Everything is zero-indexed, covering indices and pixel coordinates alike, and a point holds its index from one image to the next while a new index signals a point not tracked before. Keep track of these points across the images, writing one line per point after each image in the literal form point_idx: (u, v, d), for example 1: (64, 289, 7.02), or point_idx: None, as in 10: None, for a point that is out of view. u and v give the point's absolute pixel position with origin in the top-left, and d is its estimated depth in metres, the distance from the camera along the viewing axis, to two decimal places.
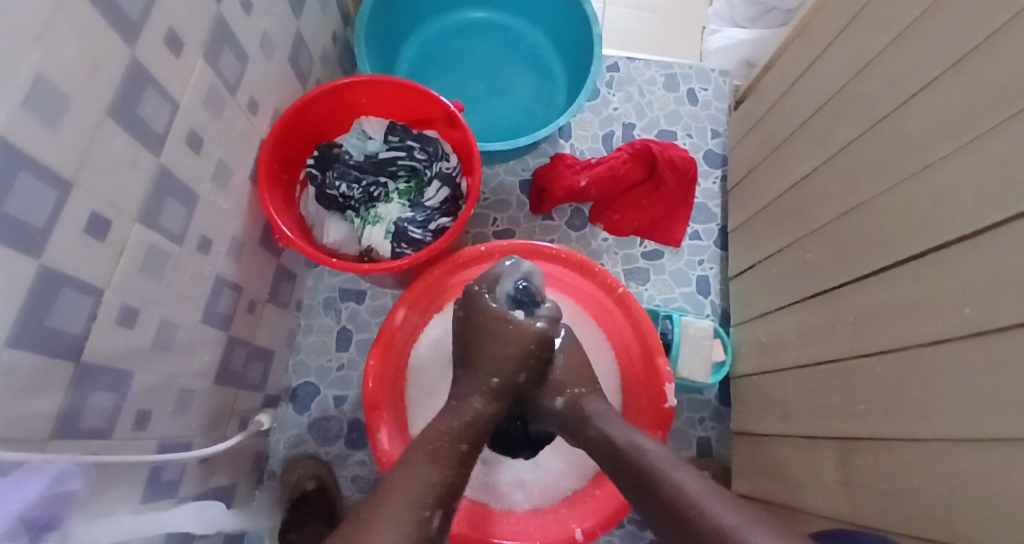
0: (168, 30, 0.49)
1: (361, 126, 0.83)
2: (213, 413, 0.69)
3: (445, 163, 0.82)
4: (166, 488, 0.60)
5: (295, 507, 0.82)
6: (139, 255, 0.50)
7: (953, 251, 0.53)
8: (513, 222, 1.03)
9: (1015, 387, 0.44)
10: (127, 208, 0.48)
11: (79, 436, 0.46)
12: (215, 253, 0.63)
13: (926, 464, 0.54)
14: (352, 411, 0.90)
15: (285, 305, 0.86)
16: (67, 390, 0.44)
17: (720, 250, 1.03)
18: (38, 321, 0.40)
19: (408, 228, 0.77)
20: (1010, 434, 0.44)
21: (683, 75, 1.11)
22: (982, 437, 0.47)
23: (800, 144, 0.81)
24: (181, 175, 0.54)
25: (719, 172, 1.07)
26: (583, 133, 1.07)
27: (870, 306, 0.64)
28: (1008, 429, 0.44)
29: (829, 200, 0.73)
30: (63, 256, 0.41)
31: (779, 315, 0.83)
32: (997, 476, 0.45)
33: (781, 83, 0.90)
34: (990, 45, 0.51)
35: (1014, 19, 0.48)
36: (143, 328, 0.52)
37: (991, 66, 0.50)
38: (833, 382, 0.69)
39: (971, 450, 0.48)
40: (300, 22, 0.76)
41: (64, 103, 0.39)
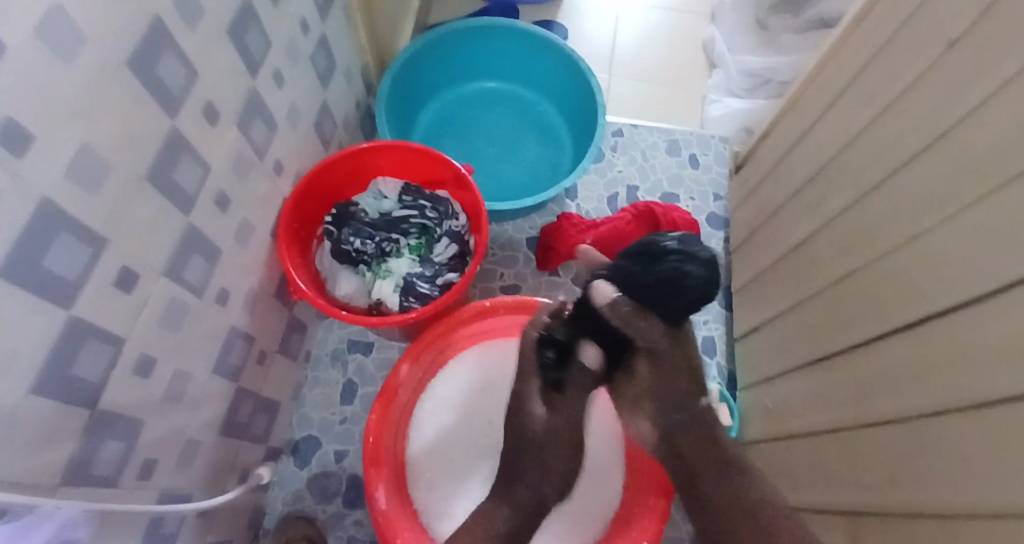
0: (206, 104, 0.53)
1: (377, 187, 0.87)
2: (216, 466, 0.69)
3: (454, 222, 0.85)
4: (165, 541, 0.60)
5: None
6: (160, 308, 0.53)
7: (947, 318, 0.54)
8: (520, 278, 1.06)
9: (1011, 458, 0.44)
10: (154, 264, 0.51)
11: (88, 484, 0.47)
12: (232, 305, 0.66)
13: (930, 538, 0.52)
14: (352, 466, 0.90)
15: (294, 356, 0.88)
16: (81, 438, 0.46)
17: (725, 310, 1.04)
18: (62, 371, 0.42)
19: (416, 283, 0.80)
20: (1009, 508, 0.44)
21: (684, 140, 1.16)
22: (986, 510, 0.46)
23: (796, 209, 0.84)
24: (206, 233, 0.58)
25: (721, 233, 1.09)
26: (588, 194, 1.11)
27: (871, 371, 0.64)
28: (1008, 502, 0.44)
29: (828, 264, 0.75)
30: (90, 309, 0.44)
31: (786, 378, 0.83)
32: None
33: (776, 151, 0.94)
34: (971, 123, 0.54)
35: (993, 101, 0.51)
36: (157, 379, 0.54)
37: (972, 143, 0.53)
38: (839, 449, 0.68)
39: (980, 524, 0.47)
40: (325, 93, 0.82)
41: (107, 170, 0.43)
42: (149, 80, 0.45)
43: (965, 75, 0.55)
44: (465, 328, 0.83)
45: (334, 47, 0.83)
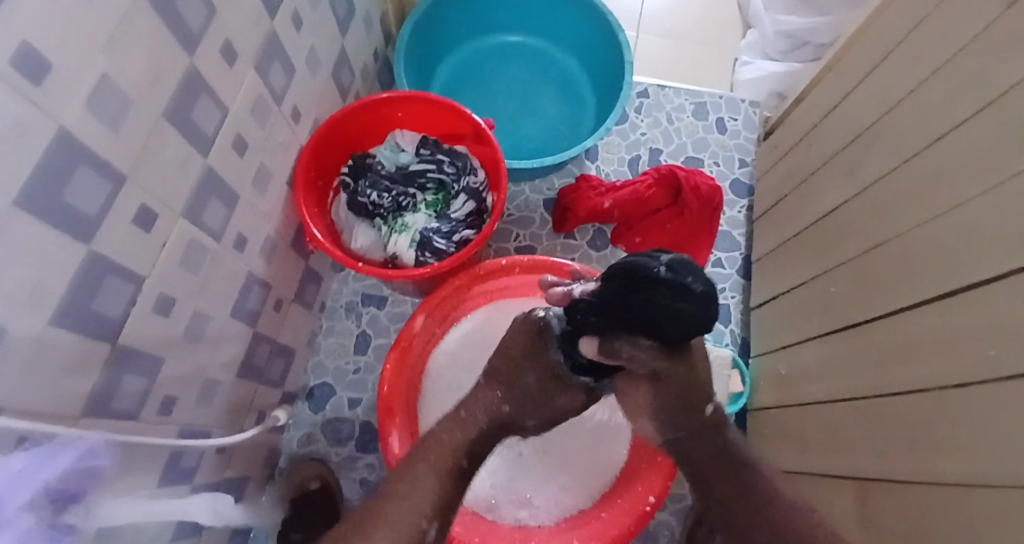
0: (224, 42, 0.52)
1: (394, 139, 0.85)
2: (233, 406, 0.71)
3: (473, 177, 0.84)
4: (184, 474, 0.63)
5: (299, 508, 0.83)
6: (180, 249, 0.53)
7: (978, 294, 0.52)
8: (536, 239, 1.05)
9: None
10: (173, 204, 0.51)
11: (110, 416, 0.49)
12: (249, 251, 0.66)
13: (944, 511, 0.52)
14: (365, 414, 0.92)
15: (309, 306, 0.89)
16: (104, 371, 0.47)
17: (743, 280, 1.03)
18: (84, 305, 0.43)
19: (432, 238, 0.79)
20: None
21: (712, 104, 1.12)
22: (1006, 485, 0.46)
23: (828, 178, 0.81)
24: (224, 177, 0.58)
25: (745, 201, 1.07)
26: (609, 156, 1.09)
27: (893, 345, 0.63)
28: None
29: (856, 236, 0.73)
30: (111, 245, 0.44)
31: (803, 349, 0.82)
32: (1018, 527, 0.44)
33: (811, 117, 0.91)
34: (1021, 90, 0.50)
35: None
36: (177, 318, 0.55)
37: (1020, 111, 0.50)
38: (853, 421, 0.68)
39: (995, 498, 0.47)
40: (344, 40, 0.80)
41: (125, 105, 0.42)
42: (168, 14, 0.44)
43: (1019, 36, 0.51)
44: (480, 286, 0.83)
45: None
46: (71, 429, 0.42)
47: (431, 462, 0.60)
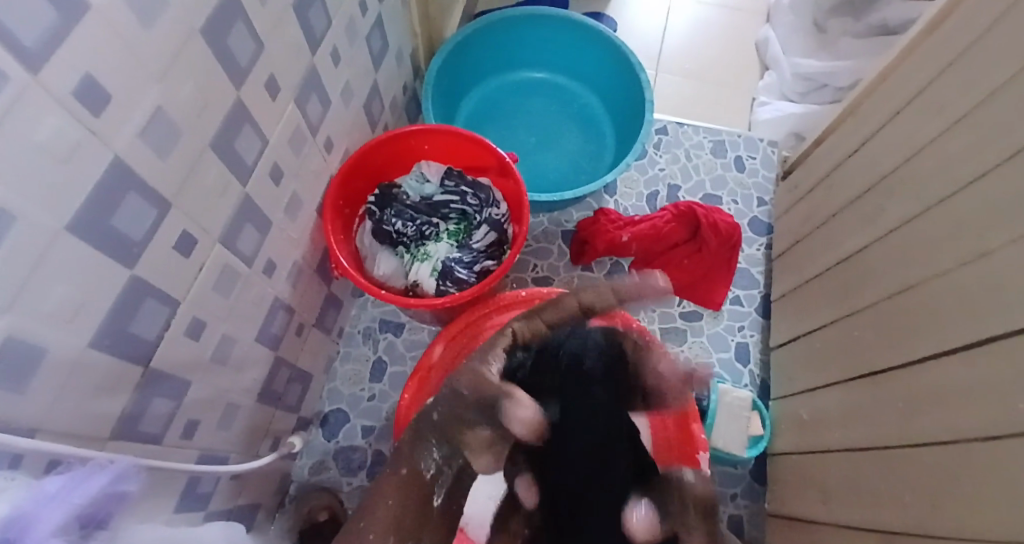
0: (269, 76, 0.54)
1: (420, 169, 0.87)
2: (251, 431, 0.71)
3: (495, 210, 0.85)
4: (200, 499, 0.62)
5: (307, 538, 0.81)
6: (214, 274, 0.54)
7: (1002, 341, 0.52)
8: (553, 271, 1.05)
9: None
10: (211, 230, 0.52)
11: (136, 438, 0.49)
12: (277, 276, 0.67)
13: None
14: (378, 443, 0.91)
15: (328, 331, 0.89)
16: (134, 393, 0.47)
17: (761, 317, 1.02)
18: (121, 328, 0.43)
19: (454, 268, 0.80)
20: None
21: (731, 142, 1.13)
22: None
23: (849, 220, 0.82)
24: (259, 203, 0.59)
25: (763, 239, 1.07)
26: (628, 191, 1.10)
27: (918, 390, 0.62)
28: None
29: (878, 279, 0.72)
30: (152, 269, 0.45)
31: (823, 392, 0.80)
32: None
33: (831, 158, 0.91)
34: None
35: None
36: (206, 341, 0.56)
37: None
38: (878, 468, 0.66)
39: None
40: (377, 73, 0.82)
41: (175, 135, 0.43)
42: (219, 50, 0.46)
43: None
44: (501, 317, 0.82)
45: (388, 28, 0.83)
46: (99, 452, 0.42)
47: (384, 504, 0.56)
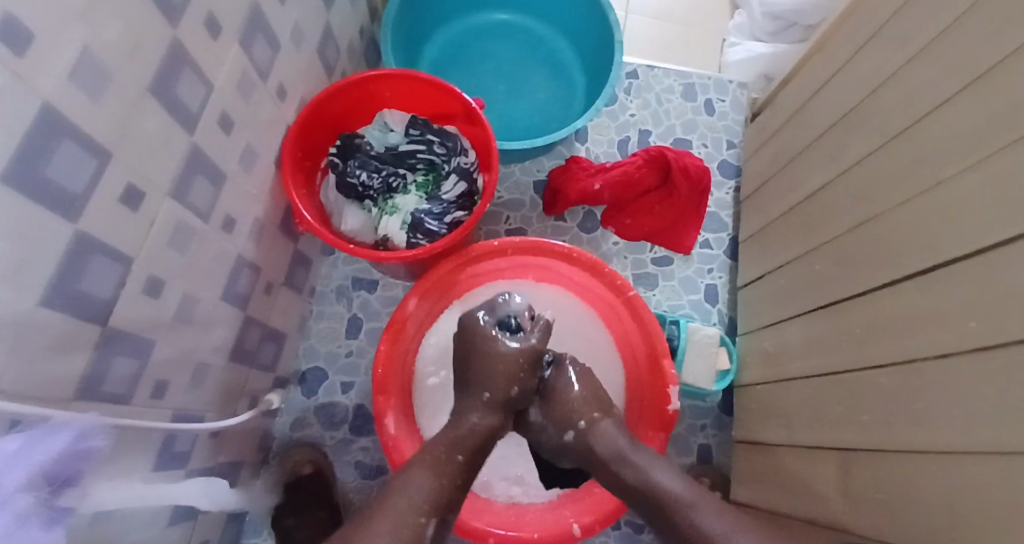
0: (207, 15, 0.51)
1: (383, 119, 0.84)
2: (226, 390, 0.71)
3: (464, 158, 0.83)
4: (178, 458, 0.62)
5: (291, 491, 0.83)
6: (167, 229, 0.52)
7: (953, 267, 0.54)
8: (526, 221, 1.05)
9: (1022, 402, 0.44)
10: (159, 183, 0.49)
11: (101, 398, 0.48)
12: (238, 233, 0.65)
13: (925, 476, 0.54)
14: (358, 397, 0.92)
15: (299, 290, 0.88)
16: (93, 353, 0.46)
17: (730, 259, 1.04)
18: (69, 286, 0.42)
19: (424, 220, 0.78)
20: (1014, 444, 0.44)
21: (701, 85, 1.12)
22: (987, 450, 0.47)
23: (815, 158, 0.82)
24: (210, 154, 0.56)
25: (733, 182, 1.07)
26: (599, 137, 1.08)
27: (875, 319, 0.64)
28: (1012, 440, 0.44)
29: (842, 215, 0.74)
30: (98, 224, 0.43)
31: (787, 327, 0.83)
32: (997, 492, 0.45)
33: (799, 96, 0.91)
34: (1008, 64, 0.51)
35: None
36: (166, 300, 0.54)
37: (1001, 89, 0.51)
38: (837, 394, 0.69)
39: (971, 460, 0.49)
40: (329, 16, 0.78)
41: (106, 78, 0.41)
42: None
43: (1006, 12, 0.52)
44: (470, 268, 0.82)
45: None
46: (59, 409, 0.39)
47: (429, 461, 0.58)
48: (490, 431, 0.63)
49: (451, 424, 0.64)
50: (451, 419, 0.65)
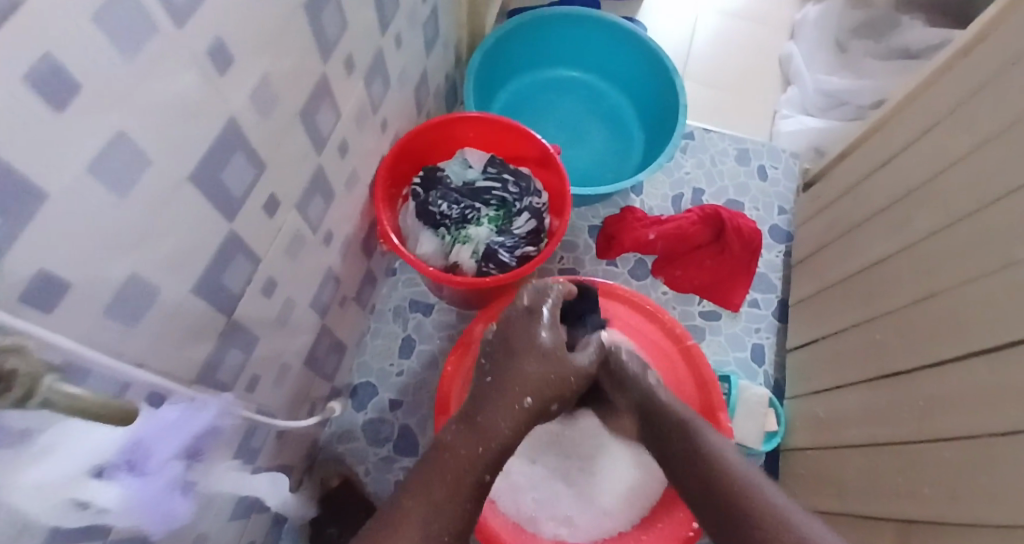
0: (348, 53, 0.57)
1: (463, 156, 0.90)
2: (296, 393, 0.74)
3: (535, 198, 0.88)
4: (251, 453, 0.65)
5: (326, 504, 0.85)
6: (287, 237, 0.57)
7: (1016, 348, 0.57)
8: (579, 264, 1.09)
9: None
10: (290, 195, 0.55)
11: (213, 385, 0.52)
12: (333, 246, 0.70)
13: None
14: (405, 416, 0.94)
15: (364, 306, 0.92)
16: (216, 342, 0.50)
17: (777, 321, 1.06)
18: (214, 279, 0.46)
19: (497, 252, 0.82)
20: None
21: (755, 151, 1.17)
22: None
23: (874, 231, 0.86)
24: (327, 173, 0.62)
25: (782, 246, 1.11)
26: (655, 191, 1.14)
27: (938, 392, 0.66)
28: None
29: (903, 288, 0.77)
30: (244, 226, 0.48)
31: (842, 393, 0.84)
32: None
33: (858, 170, 0.95)
34: None
35: None
36: (274, 302, 0.58)
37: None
38: (897, 465, 0.70)
39: None
40: (428, 59, 0.85)
41: (273, 100, 0.46)
42: (315, 24, 0.49)
43: None
44: None
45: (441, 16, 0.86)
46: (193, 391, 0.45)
47: (449, 483, 0.60)
48: (510, 440, 0.65)
49: (474, 428, 0.63)
50: (477, 424, 0.64)
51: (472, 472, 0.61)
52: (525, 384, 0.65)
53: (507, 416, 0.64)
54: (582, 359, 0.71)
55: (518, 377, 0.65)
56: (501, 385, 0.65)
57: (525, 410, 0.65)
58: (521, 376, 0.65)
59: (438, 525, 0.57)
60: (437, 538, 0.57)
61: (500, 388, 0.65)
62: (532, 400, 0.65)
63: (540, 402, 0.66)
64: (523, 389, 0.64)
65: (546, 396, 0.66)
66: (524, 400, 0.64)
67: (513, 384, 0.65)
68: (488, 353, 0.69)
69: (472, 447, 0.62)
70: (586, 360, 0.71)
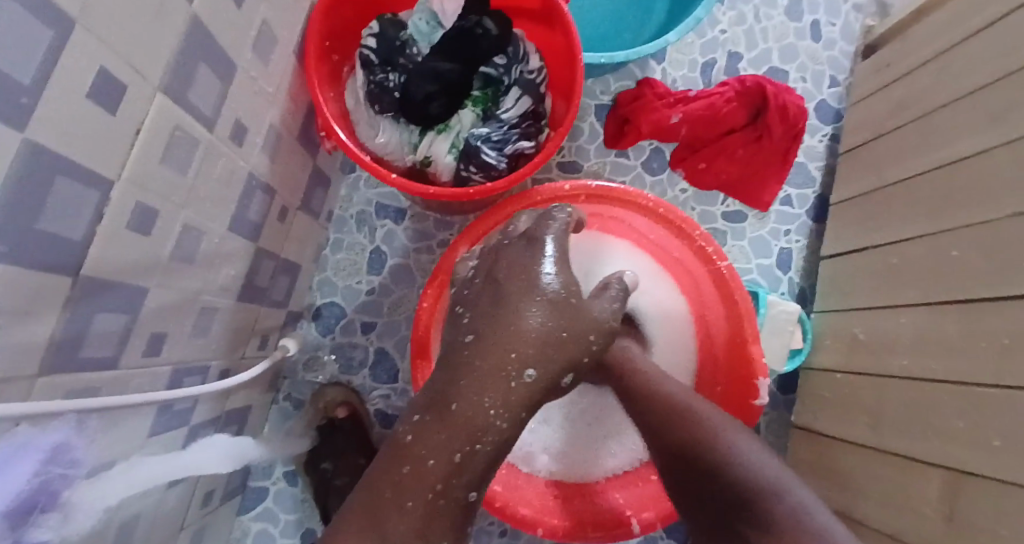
0: None
1: (431, 6, 0.65)
2: (233, 335, 0.58)
3: (527, 67, 0.65)
4: (178, 419, 0.51)
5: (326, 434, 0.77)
6: (162, 140, 0.37)
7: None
8: (582, 153, 0.89)
9: None
10: (149, 72, 0.34)
11: (79, 367, 0.36)
12: (251, 146, 0.50)
13: None
14: (379, 341, 0.80)
15: (316, 214, 0.74)
16: (63, 314, 0.33)
17: (813, 221, 0.90)
18: (24, 226, 0.28)
19: (481, 148, 0.62)
20: None
21: (811, 1, 0.92)
22: None
23: (960, 115, 0.66)
24: (218, 33, 0.40)
25: (829, 129, 0.91)
26: (680, 58, 0.90)
27: (1020, 334, 0.52)
28: None
29: (993, 192, 0.59)
30: (61, 131, 0.29)
31: (895, 316, 0.69)
32: None
33: (947, 28, 0.72)
34: None
35: None
36: (162, 236, 0.40)
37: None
38: (953, 406, 0.58)
39: None
40: None
41: None
42: None
43: None
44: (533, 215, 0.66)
45: None
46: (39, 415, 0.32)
47: (411, 511, 0.40)
48: (507, 433, 0.45)
49: (446, 416, 0.43)
50: (454, 409, 0.43)
51: (450, 486, 0.42)
52: (523, 349, 0.45)
53: (500, 394, 0.44)
54: (603, 307, 0.50)
55: (505, 338, 0.45)
56: (490, 352, 0.45)
57: (524, 385, 0.45)
58: (509, 334, 0.46)
59: None
60: None
61: (484, 357, 0.45)
62: (535, 374, 0.45)
63: (545, 375, 0.46)
64: (521, 357, 0.45)
65: (553, 365, 0.46)
66: (526, 371, 0.45)
67: (504, 352, 0.45)
68: (468, 303, 0.50)
69: (450, 447, 0.42)
70: (604, 308, 0.51)
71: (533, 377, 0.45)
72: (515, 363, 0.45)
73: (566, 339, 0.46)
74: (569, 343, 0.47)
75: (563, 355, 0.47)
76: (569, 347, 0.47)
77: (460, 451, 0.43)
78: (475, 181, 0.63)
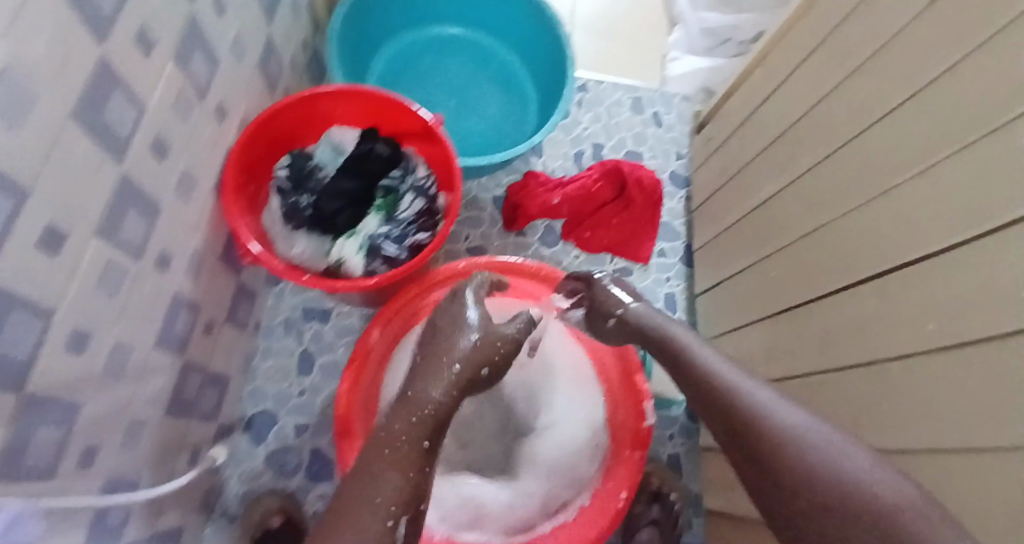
0: (141, 27, 0.45)
1: (332, 138, 0.78)
2: (164, 447, 0.62)
3: (418, 176, 0.78)
4: (112, 534, 0.54)
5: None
6: (96, 272, 0.45)
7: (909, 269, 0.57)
8: (486, 239, 1.01)
9: (1003, 387, 0.44)
10: (86, 219, 0.43)
11: (23, 478, 0.40)
12: (175, 269, 0.58)
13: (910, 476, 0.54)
14: (314, 439, 0.84)
15: (243, 326, 0.81)
16: (10, 429, 0.38)
17: (686, 268, 1.05)
18: None
19: (383, 244, 0.72)
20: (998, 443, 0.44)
21: (648, 98, 1.14)
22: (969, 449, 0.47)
23: (762, 169, 0.85)
24: (144, 182, 0.50)
25: (682, 192, 1.09)
26: (554, 152, 1.08)
27: (837, 325, 0.67)
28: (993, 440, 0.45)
29: (793, 223, 0.77)
30: (16, 274, 0.36)
31: (750, 331, 0.85)
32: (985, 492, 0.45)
33: (747, 106, 0.93)
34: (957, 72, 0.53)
35: (976, 51, 0.51)
36: (95, 353, 0.47)
37: (948, 101, 0.54)
38: (805, 394, 0.71)
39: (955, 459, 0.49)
40: (270, 30, 0.73)
41: (28, 105, 0.34)
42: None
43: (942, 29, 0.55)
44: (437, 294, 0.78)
45: None
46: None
47: (388, 456, 0.49)
48: (452, 409, 0.55)
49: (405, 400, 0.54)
50: (407, 396, 0.54)
51: (403, 437, 0.50)
52: (451, 352, 0.58)
53: (438, 380, 0.55)
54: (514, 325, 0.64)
55: (438, 348, 0.58)
56: (431, 359, 0.58)
57: (461, 373, 0.56)
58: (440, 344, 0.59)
59: (381, 494, 0.46)
60: (370, 526, 0.44)
61: (428, 361, 0.58)
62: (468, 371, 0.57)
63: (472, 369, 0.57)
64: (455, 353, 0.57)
65: (477, 355, 0.58)
66: (454, 364, 0.56)
67: (437, 356, 0.58)
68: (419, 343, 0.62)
69: (404, 417, 0.52)
70: (513, 328, 0.63)
71: (463, 366, 0.57)
72: (446, 361, 0.57)
73: (486, 339, 0.59)
74: (484, 341, 0.59)
75: (487, 350, 0.59)
76: (489, 343, 0.59)
77: (417, 411, 0.53)
78: (381, 272, 0.71)
